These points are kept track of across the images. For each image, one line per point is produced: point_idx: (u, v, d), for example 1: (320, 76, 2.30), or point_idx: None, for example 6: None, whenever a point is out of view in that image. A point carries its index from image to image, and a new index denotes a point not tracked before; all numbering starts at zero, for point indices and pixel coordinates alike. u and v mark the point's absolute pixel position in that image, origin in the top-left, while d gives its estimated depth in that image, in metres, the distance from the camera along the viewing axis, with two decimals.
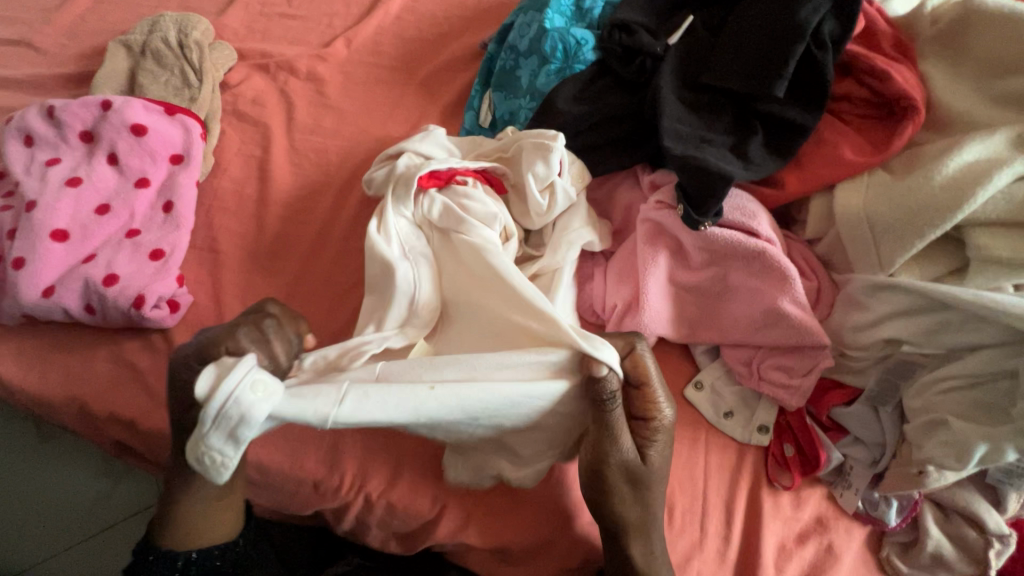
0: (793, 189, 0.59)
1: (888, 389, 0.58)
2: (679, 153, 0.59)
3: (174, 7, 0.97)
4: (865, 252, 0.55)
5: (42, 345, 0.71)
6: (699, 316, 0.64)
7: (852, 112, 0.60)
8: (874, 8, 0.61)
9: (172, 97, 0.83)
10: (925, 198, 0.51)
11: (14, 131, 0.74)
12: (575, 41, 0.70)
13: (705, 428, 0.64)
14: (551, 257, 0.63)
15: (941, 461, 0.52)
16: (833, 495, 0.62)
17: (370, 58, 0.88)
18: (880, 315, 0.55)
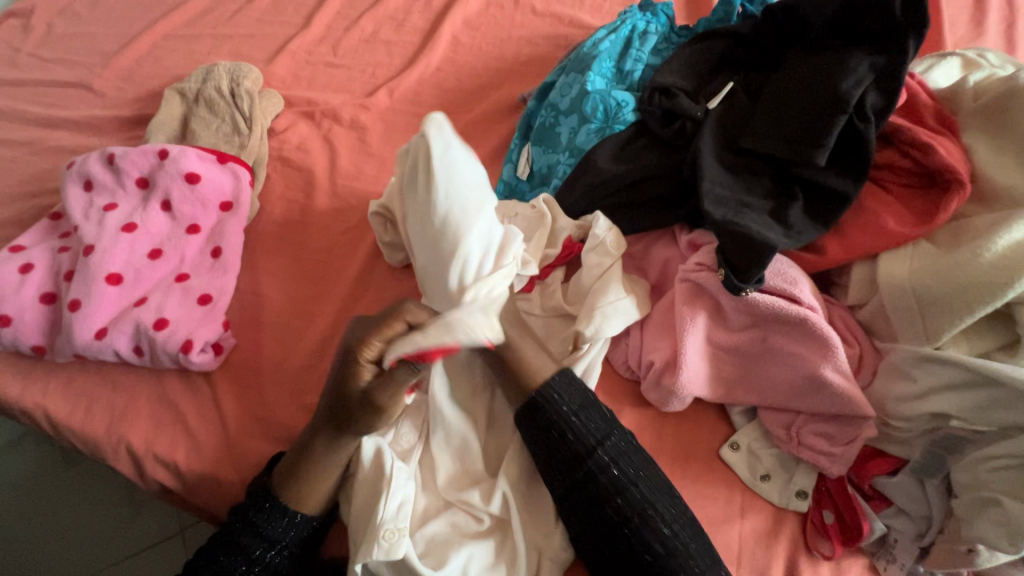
0: (835, 256, 0.59)
1: (934, 462, 0.56)
2: (720, 219, 0.59)
3: (226, 54, 1.01)
4: (910, 323, 0.55)
5: (91, 383, 0.73)
6: (735, 376, 0.64)
7: (894, 181, 0.60)
8: (916, 80, 0.62)
9: (223, 143, 0.86)
10: (973, 273, 0.51)
11: (75, 176, 0.78)
12: (616, 103, 0.72)
13: (741, 491, 0.63)
14: (586, 322, 0.63)
15: (993, 541, 0.51)
16: (876, 568, 0.60)
17: (411, 108, 0.91)
18: (926, 387, 0.55)
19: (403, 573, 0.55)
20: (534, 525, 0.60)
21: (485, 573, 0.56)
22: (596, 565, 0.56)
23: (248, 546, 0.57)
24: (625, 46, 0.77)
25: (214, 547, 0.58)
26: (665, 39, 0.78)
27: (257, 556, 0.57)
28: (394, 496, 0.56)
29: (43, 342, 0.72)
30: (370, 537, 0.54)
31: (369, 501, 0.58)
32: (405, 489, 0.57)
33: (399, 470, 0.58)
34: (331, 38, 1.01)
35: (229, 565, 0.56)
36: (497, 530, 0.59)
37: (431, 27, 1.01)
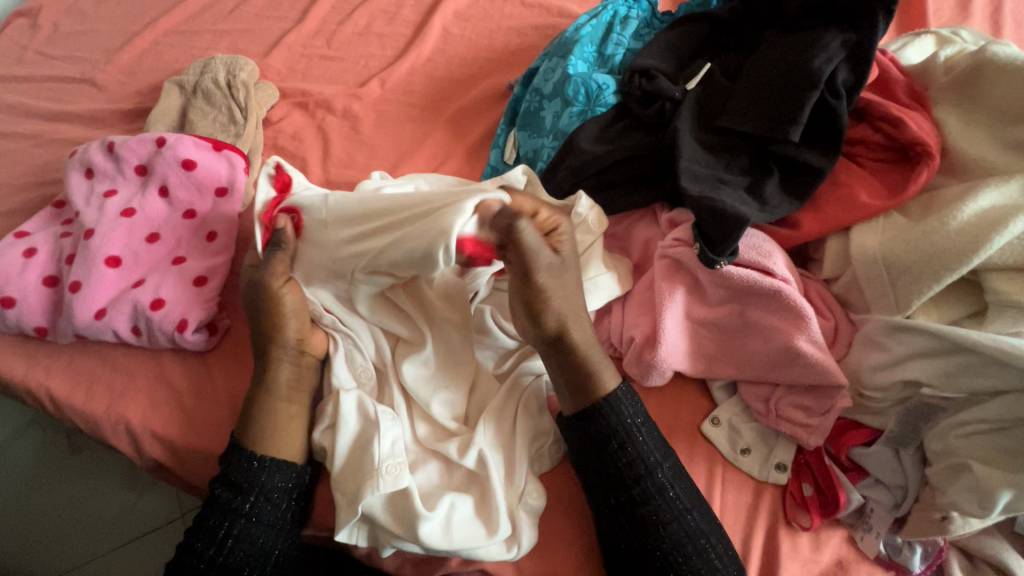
0: (810, 230, 0.60)
1: (908, 430, 0.57)
2: (696, 194, 0.60)
3: (224, 49, 1.04)
4: (882, 294, 0.56)
5: (92, 364, 0.76)
6: (715, 351, 0.65)
7: (868, 156, 0.61)
8: (888, 56, 0.64)
9: (219, 133, 0.88)
10: (941, 242, 0.52)
11: (78, 165, 0.81)
12: (597, 86, 0.74)
13: (722, 464, 0.64)
14: None
15: (964, 506, 0.52)
16: (854, 538, 0.61)
17: (402, 97, 0.94)
18: (898, 356, 0.55)
19: (402, 513, 0.59)
20: (513, 486, 0.63)
21: (471, 522, 0.60)
22: (590, 488, 0.61)
23: (231, 502, 0.60)
24: (606, 31, 0.79)
25: (202, 515, 0.60)
26: (646, 24, 0.80)
27: (240, 508, 0.60)
28: (386, 436, 0.62)
29: (46, 324, 0.75)
30: (374, 473, 0.59)
31: (362, 447, 0.62)
32: (394, 430, 0.63)
33: (384, 412, 0.63)
34: (326, 31, 1.04)
35: (217, 523, 0.59)
36: (473, 486, 0.63)
37: (422, 20, 1.03)
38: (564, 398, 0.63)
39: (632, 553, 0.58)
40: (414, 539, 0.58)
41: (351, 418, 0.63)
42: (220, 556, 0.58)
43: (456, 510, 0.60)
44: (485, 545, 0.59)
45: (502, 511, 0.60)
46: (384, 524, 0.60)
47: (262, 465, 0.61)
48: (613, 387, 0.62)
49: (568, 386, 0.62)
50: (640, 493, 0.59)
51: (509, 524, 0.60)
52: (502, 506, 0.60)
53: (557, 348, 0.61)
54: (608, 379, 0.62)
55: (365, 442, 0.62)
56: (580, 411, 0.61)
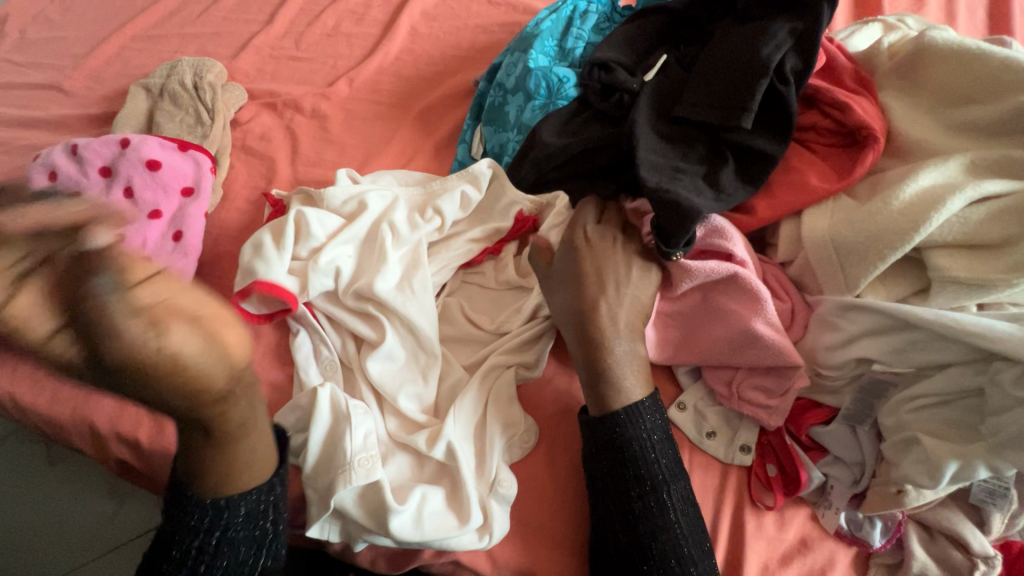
0: (764, 215, 0.62)
1: (863, 408, 0.59)
2: (654, 183, 0.61)
3: (192, 52, 1.04)
4: (833, 275, 0.57)
5: (58, 368, 0.75)
6: (680, 336, 0.66)
7: (818, 141, 0.63)
8: (835, 44, 0.65)
9: (185, 134, 0.89)
10: (885, 222, 0.53)
11: (41, 168, 0.80)
12: (558, 79, 0.75)
13: (688, 447, 0.65)
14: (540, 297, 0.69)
15: (916, 478, 0.53)
16: (816, 515, 0.62)
17: (371, 96, 0.94)
18: (850, 335, 0.57)
19: (373, 506, 0.59)
20: (485, 480, 0.62)
21: (442, 516, 0.60)
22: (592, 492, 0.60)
23: (199, 502, 0.57)
24: (567, 26, 0.80)
25: (173, 511, 0.57)
26: (606, 18, 0.81)
27: (217, 509, 0.57)
28: (358, 430, 0.62)
29: None
30: (346, 466, 0.60)
31: (331, 442, 0.62)
32: (366, 422, 0.63)
33: (359, 407, 0.64)
34: (294, 32, 1.04)
35: (192, 525, 0.56)
36: (443, 478, 0.63)
37: (390, 19, 1.04)
38: (590, 398, 0.61)
39: (618, 557, 0.58)
40: (385, 531, 0.59)
41: (325, 412, 0.63)
42: (203, 559, 0.56)
43: (428, 505, 0.60)
44: (458, 535, 0.59)
45: (473, 500, 0.60)
46: (357, 518, 0.60)
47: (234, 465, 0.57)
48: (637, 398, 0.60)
49: (595, 390, 0.61)
50: (641, 505, 0.57)
51: (480, 515, 0.60)
52: (474, 499, 0.60)
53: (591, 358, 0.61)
54: (637, 392, 0.61)
55: (335, 439, 0.62)
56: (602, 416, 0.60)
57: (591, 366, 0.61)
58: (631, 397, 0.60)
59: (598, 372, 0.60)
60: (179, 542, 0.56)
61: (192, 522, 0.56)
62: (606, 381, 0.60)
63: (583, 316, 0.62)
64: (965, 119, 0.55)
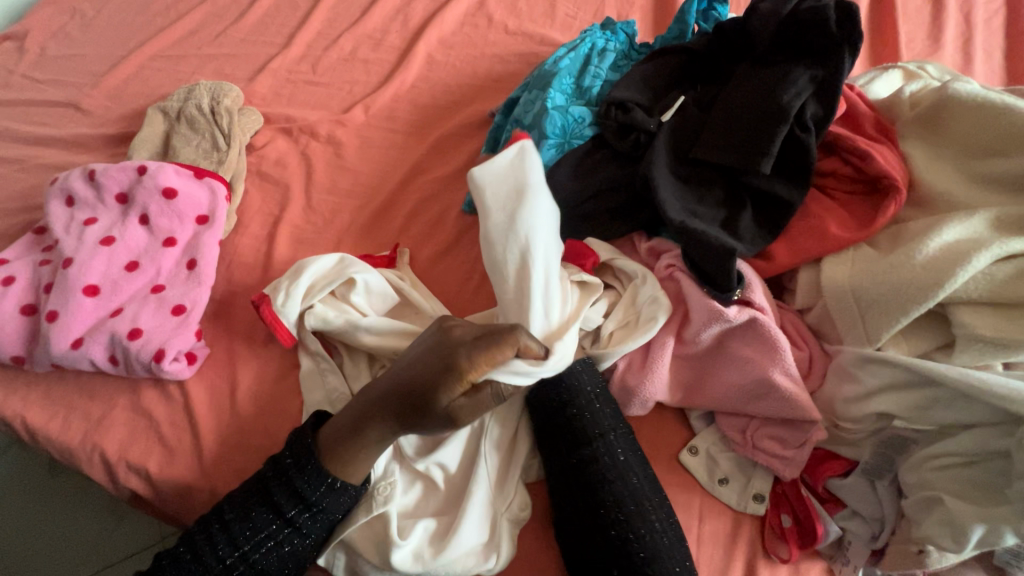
0: (784, 261, 0.61)
1: (882, 463, 0.58)
2: (680, 222, 0.61)
3: (210, 74, 1.05)
4: (852, 326, 0.56)
5: (68, 393, 0.76)
6: (693, 380, 0.65)
7: (838, 187, 0.62)
8: (855, 91, 0.65)
9: (201, 159, 0.89)
10: (908, 277, 0.52)
11: (59, 192, 0.81)
12: (574, 119, 0.75)
13: (700, 494, 0.64)
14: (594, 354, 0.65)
15: (939, 540, 0.52)
16: (832, 570, 0.61)
17: (386, 124, 0.94)
18: (869, 388, 0.56)
19: (380, 540, 0.59)
20: (502, 497, 0.63)
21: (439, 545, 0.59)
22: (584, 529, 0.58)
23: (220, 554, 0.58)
24: (585, 63, 0.80)
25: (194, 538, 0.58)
26: (624, 56, 0.81)
27: (245, 555, 0.58)
28: (376, 455, 0.63)
29: (24, 353, 0.75)
30: (371, 493, 0.61)
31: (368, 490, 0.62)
32: (384, 445, 0.64)
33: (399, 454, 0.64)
34: (311, 57, 1.05)
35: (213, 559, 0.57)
36: (446, 506, 0.63)
37: (407, 46, 1.05)
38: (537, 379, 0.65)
39: None
40: (387, 566, 0.58)
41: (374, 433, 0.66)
42: None
43: (429, 529, 0.60)
44: (457, 563, 0.58)
45: (479, 516, 0.60)
46: (364, 554, 0.60)
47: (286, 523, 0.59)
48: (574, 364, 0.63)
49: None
50: None
51: (482, 535, 0.60)
52: (480, 519, 0.60)
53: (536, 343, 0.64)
54: (572, 353, 0.64)
55: (371, 491, 0.62)
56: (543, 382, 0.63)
57: None
58: (568, 358, 0.64)
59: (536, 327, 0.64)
60: (199, 563, 0.57)
61: (219, 552, 0.58)
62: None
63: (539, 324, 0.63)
64: (990, 172, 0.54)
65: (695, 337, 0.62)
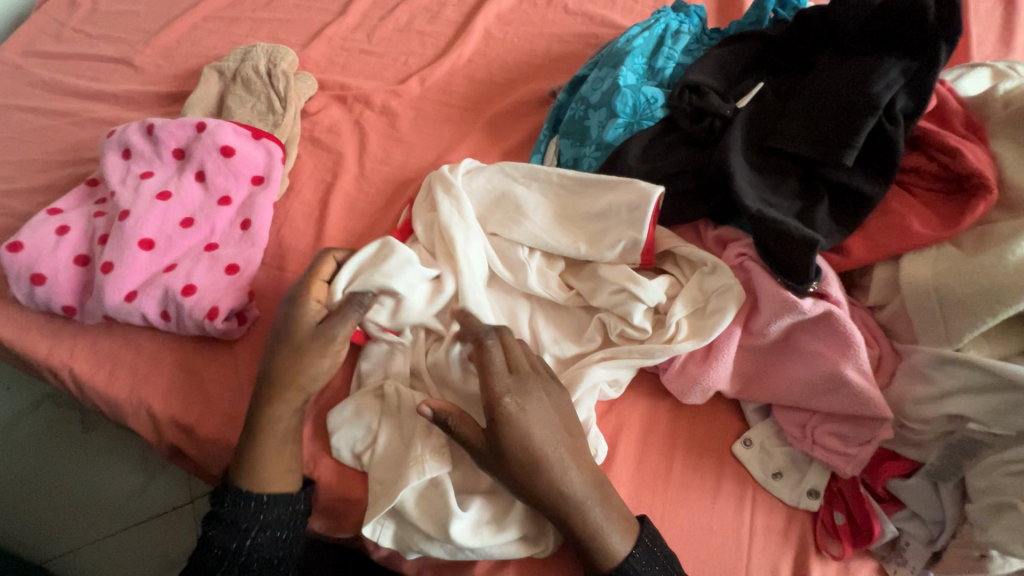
0: (859, 257, 0.60)
1: (949, 465, 0.57)
2: (757, 211, 0.61)
3: (264, 37, 1.04)
4: (932, 325, 0.56)
5: (116, 346, 0.75)
6: (753, 372, 0.64)
7: (920, 185, 0.61)
8: (946, 87, 0.64)
9: (257, 121, 0.89)
10: (998, 278, 0.52)
11: (115, 144, 0.80)
12: (646, 99, 0.74)
13: (753, 486, 0.63)
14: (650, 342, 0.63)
15: (1008, 546, 0.51)
16: (885, 571, 0.60)
17: (441, 97, 0.93)
18: (946, 389, 0.55)
19: (436, 509, 0.59)
20: (518, 501, 0.59)
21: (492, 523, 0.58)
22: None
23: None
24: (658, 44, 0.79)
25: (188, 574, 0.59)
26: (696, 40, 0.79)
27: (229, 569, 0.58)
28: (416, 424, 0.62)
29: (74, 303, 0.74)
30: (414, 464, 0.59)
31: (399, 455, 0.61)
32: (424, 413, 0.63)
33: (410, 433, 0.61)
34: (366, 26, 1.04)
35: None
36: (489, 487, 0.61)
37: (464, 20, 1.03)
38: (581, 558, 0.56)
39: None
40: (442, 535, 0.58)
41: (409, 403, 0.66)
42: None
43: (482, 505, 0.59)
44: (510, 541, 0.58)
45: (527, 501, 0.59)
46: (417, 520, 0.59)
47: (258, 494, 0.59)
48: (624, 551, 0.55)
49: (580, 548, 0.55)
50: None
51: (533, 516, 0.59)
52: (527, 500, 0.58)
53: (526, 475, 0.54)
54: (622, 545, 0.55)
55: (400, 457, 0.61)
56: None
57: (547, 505, 0.55)
58: (614, 555, 0.54)
59: (582, 526, 0.54)
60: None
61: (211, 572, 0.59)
62: (585, 536, 0.54)
63: (534, 460, 0.54)
64: None
65: (763, 329, 0.61)
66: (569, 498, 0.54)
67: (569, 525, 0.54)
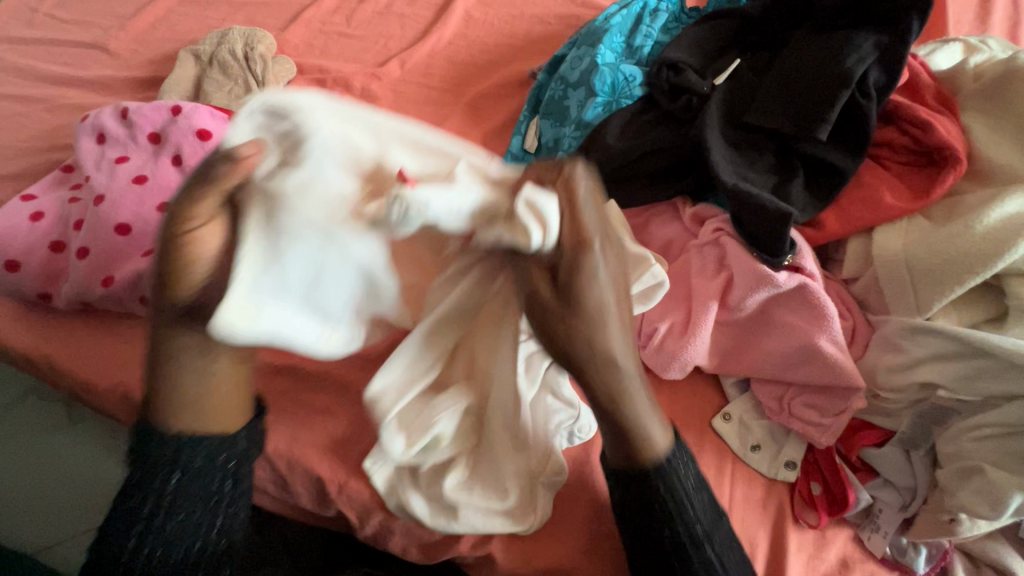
0: (834, 229, 0.61)
1: (921, 432, 0.58)
2: (732, 185, 0.61)
3: (241, 21, 1.03)
4: (902, 295, 0.57)
5: (96, 333, 0.75)
6: (731, 346, 0.65)
7: (893, 158, 0.62)
8: (918, 61, 0.64)
9: (234, 105, 0.88)
10: (965, 247, 0.53)
11: (89, 130, 0.80)
12: (623, 78, 0.74)
13: (732, 459, 0.64)
14: None
15: (972, 508, 0.52)
16: (860, 538, 0.61)
17: (422, 79, 0.93)
18: (915, 358, 0.56)
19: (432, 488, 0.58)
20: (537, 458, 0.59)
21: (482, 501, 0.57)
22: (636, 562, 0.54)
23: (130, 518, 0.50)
24: (635, 23, 0.79)
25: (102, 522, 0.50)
26: (675, 18, 0.79)
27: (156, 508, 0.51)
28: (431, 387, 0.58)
29: (50, 290, 0.74)
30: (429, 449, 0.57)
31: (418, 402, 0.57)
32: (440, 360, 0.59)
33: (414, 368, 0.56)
34: (345, 9, 1.03)
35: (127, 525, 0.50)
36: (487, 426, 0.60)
37: (444, 3, 1.02)
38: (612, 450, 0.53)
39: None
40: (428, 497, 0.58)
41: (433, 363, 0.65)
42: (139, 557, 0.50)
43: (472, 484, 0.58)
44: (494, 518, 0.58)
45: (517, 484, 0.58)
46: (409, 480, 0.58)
47: (159, 504, 0.51)
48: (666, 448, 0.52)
49: (617, 443, 0.52)
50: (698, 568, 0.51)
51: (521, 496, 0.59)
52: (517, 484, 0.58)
53: (580, 365, 0.47)
54: (662, 440, 0.52)
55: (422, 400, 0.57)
56: (630, 471, 0.52)
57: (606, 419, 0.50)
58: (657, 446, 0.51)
59: (628, 413, 0.49)
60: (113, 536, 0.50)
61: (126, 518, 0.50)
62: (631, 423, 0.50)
63: (617, 387, 0.48)
64: None
65: (740, 303, 0.62)
66: (620, 406, 0.49)
67: (612, 418, 0.49)
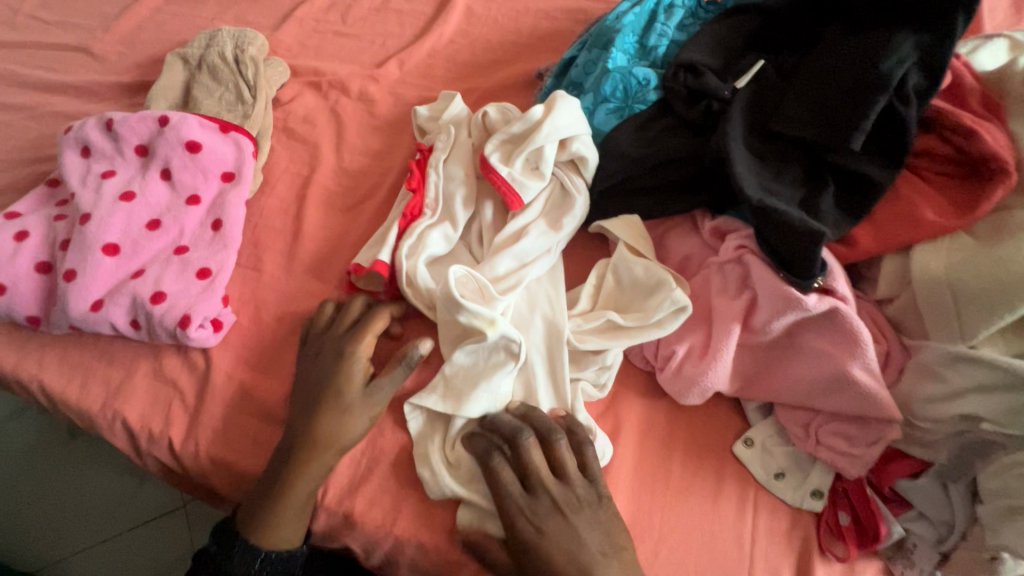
0: (867, 247, 0.57)
1: (960, 465, 0.55)
2: (758, 201, 0.56)
3: (231, 20, 0.98)
4: (944, 320, 0.52)
5: (87, 357, 0.72)
6: (754, 370, 0.61)
7: (933, 169, 0.57)
8: (960, 61, 0.60)
9: (226, 112, 0.83)
10: (1016, 271, 0.49)
11: (72, 142, 0.75)
12: (637, 82, 0.69)
13: (755, 488, 0.60)
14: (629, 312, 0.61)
15: (1020, 549, 0.49)
16: (890, 571, 0.57)
17: (422, 81, 0.88)
18: (957, 389, 0.52)
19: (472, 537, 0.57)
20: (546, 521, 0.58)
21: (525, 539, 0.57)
22: None
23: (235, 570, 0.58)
24: (649, 20, 0.74)
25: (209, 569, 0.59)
26: (691, 14, 0.74)
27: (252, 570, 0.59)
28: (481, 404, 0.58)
29: (39, 313, 0.70)
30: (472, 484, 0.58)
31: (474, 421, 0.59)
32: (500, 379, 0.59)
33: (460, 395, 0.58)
34: (340, 5, 0.97)
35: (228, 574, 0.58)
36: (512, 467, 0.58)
37: None
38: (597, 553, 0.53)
39: None
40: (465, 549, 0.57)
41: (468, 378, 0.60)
42: None
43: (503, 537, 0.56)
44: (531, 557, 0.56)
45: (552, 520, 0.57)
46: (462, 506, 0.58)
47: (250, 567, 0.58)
48: None
49: None
50: None
51: None
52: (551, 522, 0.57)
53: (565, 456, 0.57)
54: None
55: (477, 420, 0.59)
56: None
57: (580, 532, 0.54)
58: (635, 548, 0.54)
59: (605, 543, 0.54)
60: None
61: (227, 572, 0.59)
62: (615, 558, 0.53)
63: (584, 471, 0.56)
64: None
65: (765, 326, 0.58)
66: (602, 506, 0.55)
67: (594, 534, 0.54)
